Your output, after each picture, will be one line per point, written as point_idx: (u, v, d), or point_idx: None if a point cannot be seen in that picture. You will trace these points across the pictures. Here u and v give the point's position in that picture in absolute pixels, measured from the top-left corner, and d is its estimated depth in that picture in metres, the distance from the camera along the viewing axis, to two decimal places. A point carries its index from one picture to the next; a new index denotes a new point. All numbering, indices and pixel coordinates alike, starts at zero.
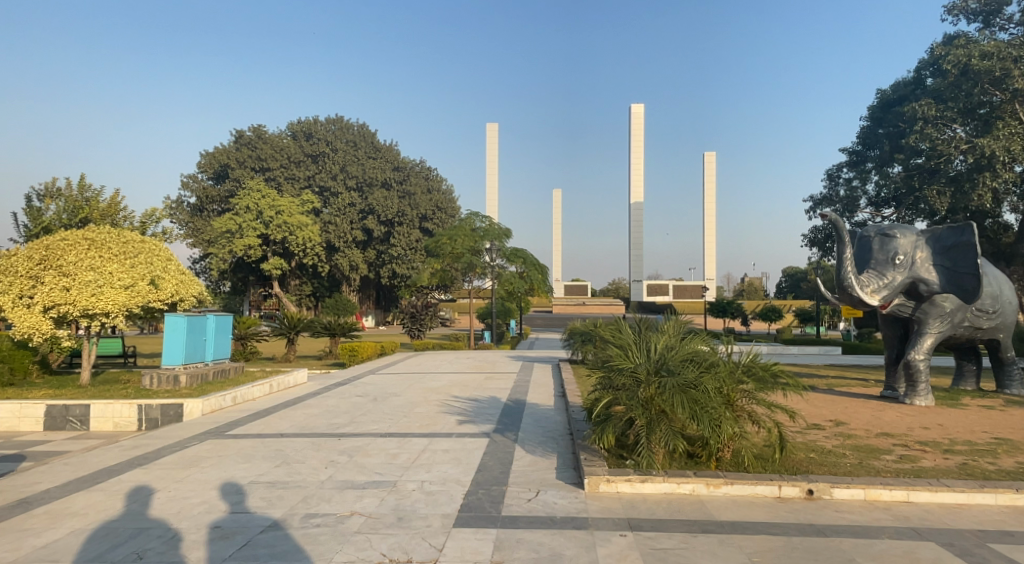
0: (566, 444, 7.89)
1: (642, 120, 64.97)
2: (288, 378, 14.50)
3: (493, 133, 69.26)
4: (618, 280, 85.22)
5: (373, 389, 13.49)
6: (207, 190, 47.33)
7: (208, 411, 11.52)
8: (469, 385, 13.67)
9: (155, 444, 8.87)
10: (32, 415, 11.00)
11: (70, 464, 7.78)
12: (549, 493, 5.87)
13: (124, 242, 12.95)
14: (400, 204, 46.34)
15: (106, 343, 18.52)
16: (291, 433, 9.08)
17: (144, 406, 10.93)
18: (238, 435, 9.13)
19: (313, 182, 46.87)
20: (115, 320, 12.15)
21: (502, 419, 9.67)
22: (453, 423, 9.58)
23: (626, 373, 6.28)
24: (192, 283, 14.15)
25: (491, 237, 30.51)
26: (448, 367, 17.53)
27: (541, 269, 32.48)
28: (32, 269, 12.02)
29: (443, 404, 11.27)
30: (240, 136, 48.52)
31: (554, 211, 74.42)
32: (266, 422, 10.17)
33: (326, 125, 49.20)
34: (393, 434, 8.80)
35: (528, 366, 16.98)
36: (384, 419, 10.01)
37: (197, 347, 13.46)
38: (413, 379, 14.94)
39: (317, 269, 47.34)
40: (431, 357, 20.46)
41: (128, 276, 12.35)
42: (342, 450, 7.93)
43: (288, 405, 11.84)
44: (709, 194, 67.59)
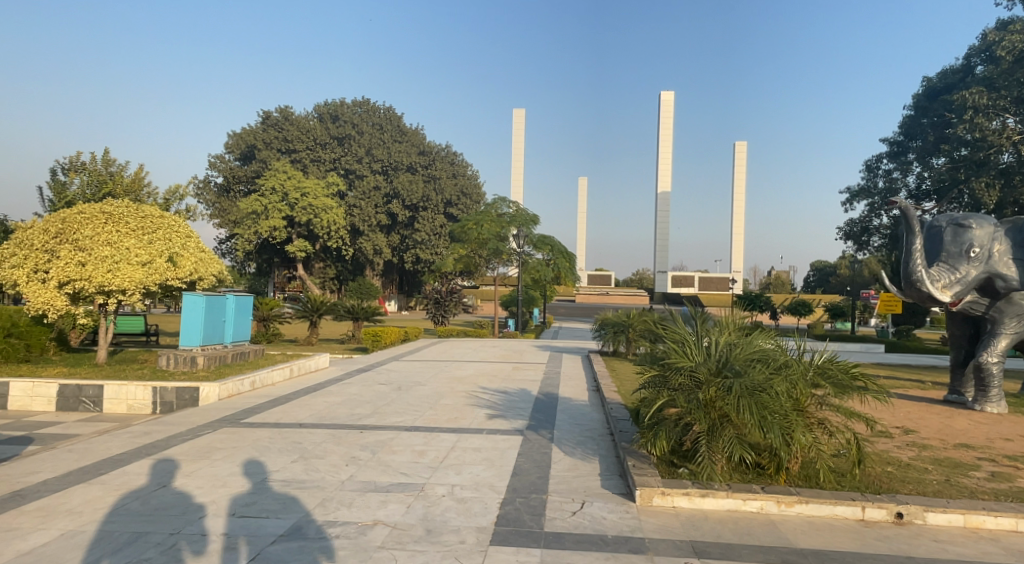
0: (609, 445, 7.21)
1: (672, 108, 63.55)
2: (309, 362, 13.99)
3: (519, 120, 68.29)
4: (643, 270, 84.03)
5: (397, 376, 12.93)
6: (234, 170, 47.20)
7: (225, 395, 11.03)
8: (498, 376, 13.04)
9: (167, 430, 8.36)
10: (44, 395, 10.60)
11: (76, 450, 7.28)
12: (595, 505, 5.19)
13: (142, 216, 12.48)
14: (424, 189, 45.71)
15: (127, 321, 18.14)
16: (311, 423, 8.51)
17: (159, 389, 10.47)
18: (254, 424, 8.57)
19: (338, 164, 46.44)
20: (132, 298, 11.75)
21: (535, 415, 9.00)
22: (483, 418, 8.94)
23: (684, 372, 5.58)
24: (213, 262, 13.68)
25: (518, 223, 29.65)
26: (474, 355, 16.93)
27: (568, 257, 31.76)
28: (47, 242, 11.58)
29: (471, 395, 10.66)
30: (267, 118, 48.41)
31: (580, 200, 73.43)
32: (285, 409, 9.62)
33: (353, 107, 49.14)
34: (419, 429, 8.18)
35: (558, 357, 16.30)
36: (408, 411, 9.41)
37: (216, 328, 13.00)
38: (438, 367, 14.36)
39: (340, 253, 46.98)
40: (456, 345, 19.89)
41: (146, 252, 11.92)
42: (364, 445, 7.34)
43: (309, 391, 11.30)
44: (739, 185, 66.08)
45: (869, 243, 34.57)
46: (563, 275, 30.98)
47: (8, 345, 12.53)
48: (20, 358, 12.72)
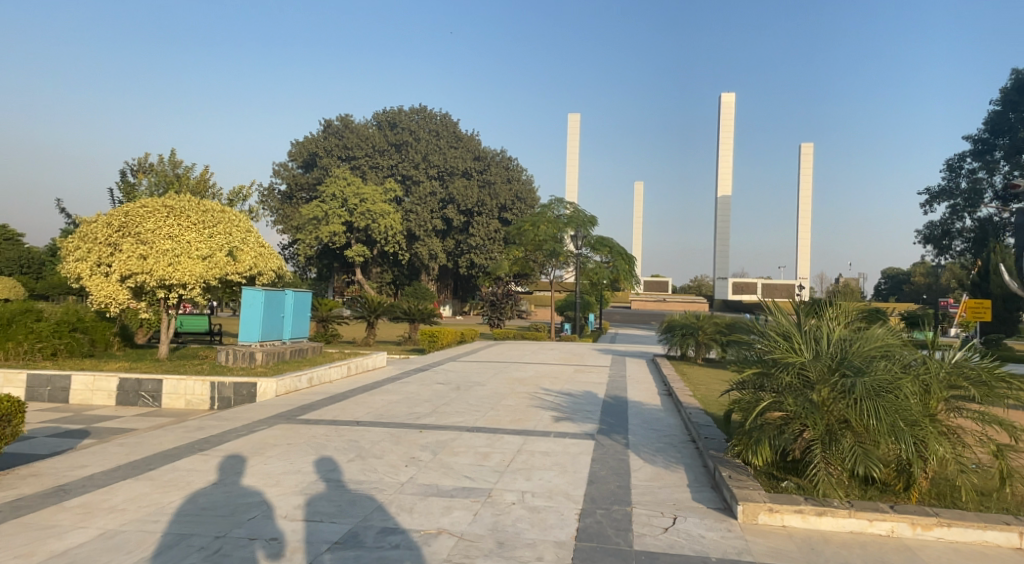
0: (696, 453, 6.50)
1: (732, 109, 61.72)
2: (366, 361, 13.67)
3: (574, 124, 67.67)
4: (702, 276, 81.79)
5: (455, 376, 12.45)
6: (296, 177, 48.16)
7: (283, 392, 10.73)
8: (560, 378, 12.40)
9: (222, 425, 8.06)
10: (105, 388, 10.53)
11: (129, 444, 7.01)
12: (689, 521, 4.51)
13: (204, 210, 12.38)
14: (479, 193, 45.44)
15: (191, 321, 18.29)
16: (368, 422, 8.06)
17: (217, 384, 10.26)
18: (310, 421, 8.18)
19: (396, 170, 46.77)
20: (192, 292, 11.70)
21: (605, 419, 8.32)
22: (549, 419, 8.32)
23: (793, 369, 4.87)
24: (273, 257, 13.51)
25: (576, 224, 28.74)
26: (534, 357, 16.34)
27: (628, 260, 30.87)
28: (110, 236, 11.59)
29: (534, 397, 10.07)
30: (328, 126, 49.38)
31: (636, 206, 72.24)
32: (342, 407, 9.23)
33: (411, 115, 49.67)
34: (482, 430, 7.63)
35: (621, 360, 15.55)
36: (470, 411, 8.87)
37: (275, 325, 12.82)
38: (497, 368, 13.82)
39: (397, 258, 47.20)
40: (514, 347, 19.34)
41: (206, 246, 11.82)
42: (424, 445, 6.83)
43: (367, 390, 10.91)
44: (805, 189, 63.56)
45: (951, 248, 32.33)
46: (622, 278, 30.10)
47: (74, 339, 12.58)
48: (84, 353, 12.79)
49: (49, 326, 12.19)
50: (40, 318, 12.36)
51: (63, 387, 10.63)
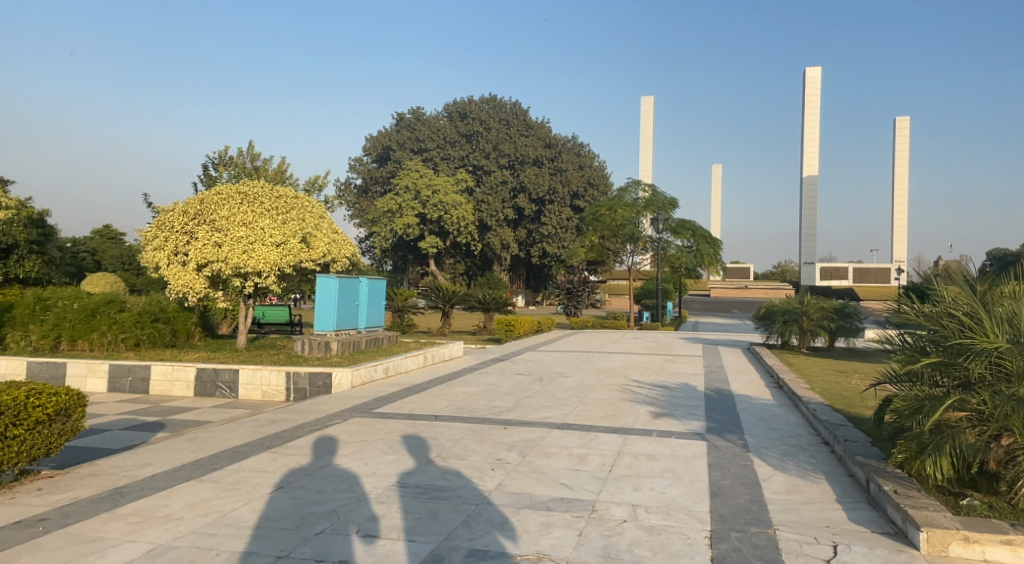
0: (833, 459, 5.51)
1: (818, 84, 58.16)
2: (443, 351, 13.09)
3: (647, 107, 65.68)
4: (786, 262, 78.01)
5: (536, 367, 11.66)
6: (371, 171, 48.71)
7: (358, 383, 10.25)
8: (650, 368, 11.40)
9: (296, 419, 7.58)
10: (183, 379, 10.33)
11: (198, 440, 6.59)
12: (854, 554, 3.55)
13: (278, 196, 12.09)
14: (551, 181, 44.48)
15: (272, 312, 18.25)
16: (448, 417, 7.36)
17: (293, 374, 9.87)
18: (386, 415, 7.58)
19: (467, 161, 46.44)
20: (267, 281, 11.37)
21: (713, 416, 7.33)
22: (647, 416, 7.40)
23: (986, 358, 3.93)
24: (347, 244, 13.09)
25: (655, 207, 27.44)
26: (616, 347, 15.35)
27: (712, 243, 29.25)
28: (186, 224, 11.44)
29: (625, 389, 9.17)
30: (400, 119, 49.71)
31: (714, 190, 69.50)
32: (419, 400, 8.59)
33: (480, 104, 49.27)
34: (573, 427, 6.79)
35: (712, 349, 14.38)
36: (557, 404, 8.04)
37: (350, 313, 12.40)
38: (580, 358, 12.94)
39: (470, 248, 46.89)
40: (594, 336, 18.41)
41: (280, 233, 11.49)
42: (511, 444, 6.07)
43: (445, 381, 10.28)
44: (900, 166, 59.21)
45: None
46: (706, 262, 28.54)
47: (156, 330, 12.54)
48: (166, 343, 12.72)
49: (131, 317, 12.14)
50: (123, 308, 12.34)
51: (143, 377, 10.51)
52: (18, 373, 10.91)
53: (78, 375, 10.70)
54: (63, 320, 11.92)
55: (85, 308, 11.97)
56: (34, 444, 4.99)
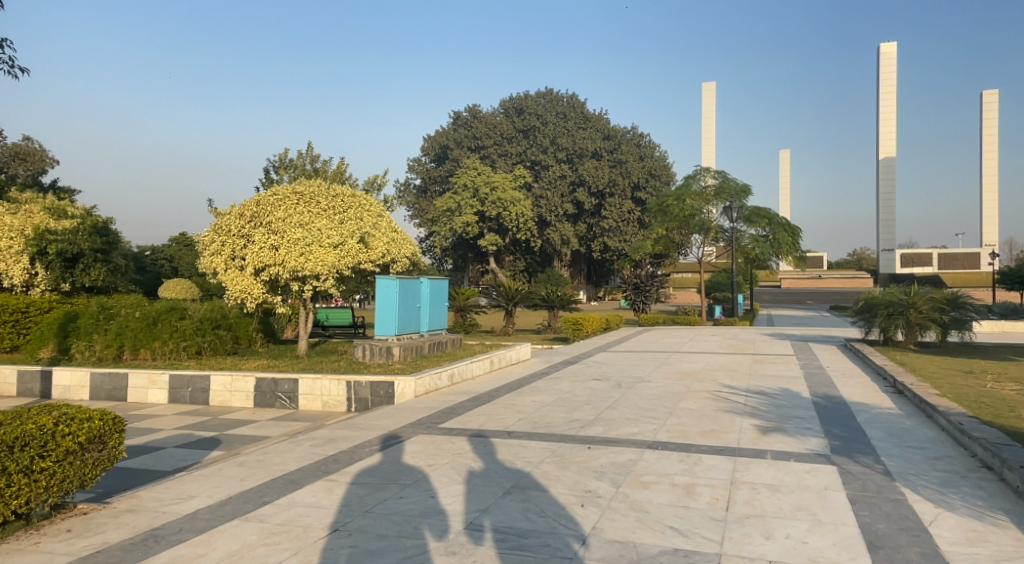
0: (1009, 492, 4.43)
1: (894, 60, 54.62)
2: (509, 353, 12.30)
3: (709, 94, 63.38)
4: (862, 250, 74.04)
5: (612, 370, 10.72)
6: (429, 171, 48.56)
7: (422, 392, 9.54)
8: (739, 371, 10.29)
9: (356, 435, 6.91)
10: (243, 389, 9.89)
11: (250, 463, 5.96)
12: None
13: (334, 195, 11.58)
14: (611, 173, 43.28)
15: (336, 314, 17.93)
16: (522, 433, 6.54)
17: (354, 384, 9.26)
18: (454, 431, 6.83)
19: (525, 156, 45.62)
20: (326, 284, 10.85)
21: (834, 432, 6.26)
22: (753, 432, 6.37)
23: None
24: (406, 243, 12.45)
25: (727, 195, 25.83)
26: (695, 346, 14.21)
27: (790, 231, 27.53)
28: (242, 227, 11.01)
29: (719, 397, 8.14)
30: (457, 117, 49.38)
31: (782, 177, 66.51)
32: (488, 412, 7.79)
33: (537, 99, 48.37)
34: (669, 446, 5.85)
35: (804, 346, 13.11)
36: (643, 416, 7.10)
37: (411, 316, 11.75)
38: (658, 360, 11.88)
39: (529, 245, 46.12)
40: (668, 334, 17.26)
41: (337, 233, 10.93)
42: (602, 470, 5.19)
43: (515, 388, 9.47)
44: (989, 144, 55.00)
45: None
46: (784, 251, 26.83)
47: (217, 337, 12.29)
48: (228, 350, 12.46)
49: (192, 324, 11.89)
50: (185, 315, 12.10)
51: (203, 387, 10.13)
52: (83, 385, 10.74)
53: (139, 386, 10.44)
54: (125, 330, 11.63)
55: (147, 316, 11.73)
56: (64, 476, 4.43)
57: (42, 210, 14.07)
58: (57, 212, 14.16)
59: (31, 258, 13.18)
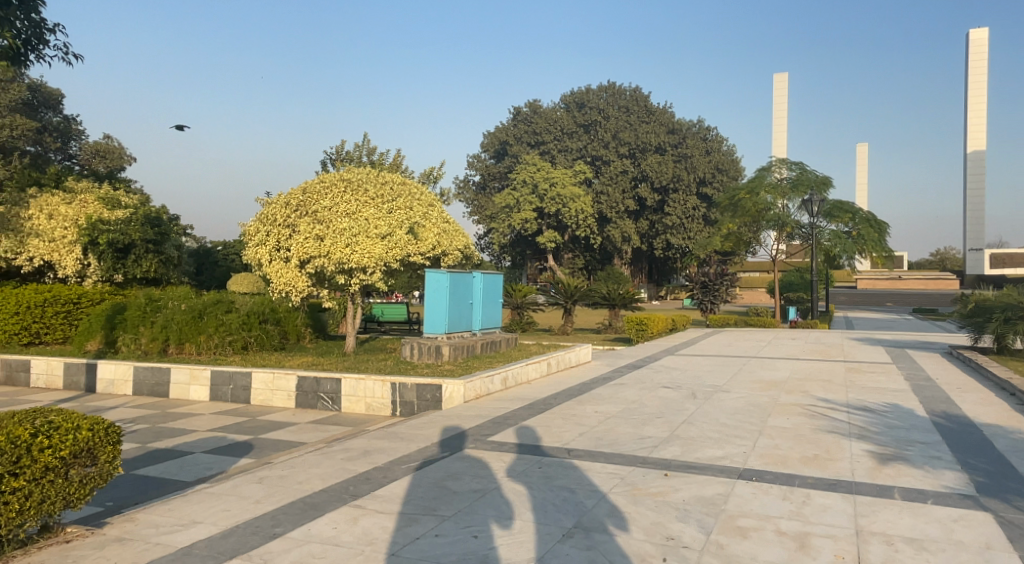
0: None
1: (986, 46, 50.62)
2: (569, 355, 11.34)
3: (780, 86, 60.48)
4: (945, 251, 69.49)
5: (684, 377, 9.60)
6: (488, 168, 47.83)
7: (472, 396, 8.65)
8: (833, 381, 9.01)
9: (396, 447, 6.09)
10: (285, 388, 9.26)
11: (269, 478, 5.18)
12: None
13: (383, 183, 10.88)
14: (675, 168, 41.59)
15: (390, 309, 17.32)
16: (584, 452, 5.57)
17: (398, 386, 8.50)
18: (506, 446, 5.92)
19: (585, 152, 44.39)
20: (373, 277, 10.14)
21: (973, 465, 5.05)
22: (868, 461, 5.23)
23: None
24: (459, 235, 11.62)
25: (806, 187, 24.05)
26: (774, 350, 12.88)
27: (876, 226, 25.47)
28: (287, 216, 10.40)
29: (815, 413, 6.96)
30: (517, 113, 48.60)
31: (859, 172, 62.91)
32: (544, 423, 6.85)
33: (599, 93, 47.02)
34: (765, 478, 4.79)
35: (902, 354, 11.63)
36: (728, 435, 6.02)
37: (463, 313, 10.94)
38: (734, 366, 10.66)
39: (589, 242, 44.88)
40: (742, 337, 15.88)
41: (385, 223, 10.20)
42: (686, 508, 4.18)
43: (575, 395, 8.50)
44: None
45: None
46: (870, 247, 24.81)
47: (264, 332, 11.79)
48: (276, 346, 11.96)
49: (238, 318, 11.43)
50: (231, 309, 11.65)
51: (244, 386, 9.55)
52: (126, 379, 10.37)
53: (181, 382, 9.98)
54: (170, 323, 11.21)
55: (192, 309, 11.31)
56: (44, 497, 3.75)
57: (96, 200, 14.09)
58: (111, 202, 14.16)
59: (84, 248, 13.18)
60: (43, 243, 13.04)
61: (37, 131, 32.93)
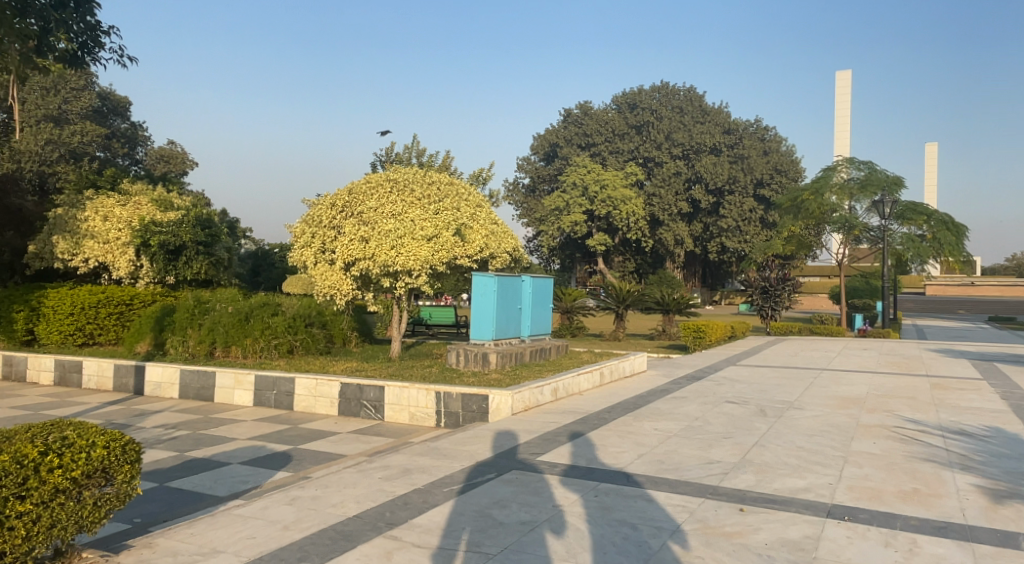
0: None
1: None
2: (623, 365, 10.74)
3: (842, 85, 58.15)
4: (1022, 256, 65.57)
5: (749, 391, 8.88)
6: (539, 170, 47.29)
7: (521, 409, 8.14)
8: (919, 399, 8.16)
9: (440, 465, 5.64)
10: (327, 395, 8.95)
11: (302, 498, 4.79)
12: None
13: (431, 183, 10.52)
14: (731, 169, 40.27)
15: (439, 312, 16.97)
16: (646, 479, 5.00)
17: (444, 395, 8.08)
18: (558, 468, 5.40)
19: (637, 153, 43.46)
20: (419, 281, 9.76)
21: None
22: (979, 499, 4.51)
23: None
24: (508, 237, 11.16)
25: (876, 187, 22.68)
26: (845, 362, 11.98)
27: (953, 229, 23.89)
28: (333, 217, 10.15)
29: (904, 437, 6.21)
30: (567, 114, 47.97)
31: (927, 174, 59.91)
32: (599, 441, 6.30)
33: (651, 93, 46.04)
34: (860, 518, 4.15)
35: (990, 369, 10.61)
36: (808, 462, 5.36)
37: (511, 317, 10.46)
38: (804, 379, 9.85)
39: (641, 245, 43.91)
40: (807, 346, 14.92)
41: (432, 224, 9.80)
42: (771, 555, 3.59)
43: (632, 409, 7.91)
44: None
45: None
46: (947, 252, 23.22)
47: (309, 336, 11.57)
48: (321, 350, 11.75)
49: (284, 322, 11.25)
50: (277, 312, 11.49)
51: (288, 391, 9.30)
52: (173, 382, 10.27)
53: (226, 386, 9.81)
54: (217, 325, 11.10)
55: (239, 312, 11.17)
56: (54, 522, 3.40)
57: (150, 202, 14.21)
58: (164, 205, 14.24)
59: (137, 250, 13.25)
60: (98, 245, 13.17)
61: (106, 138, 34.06)
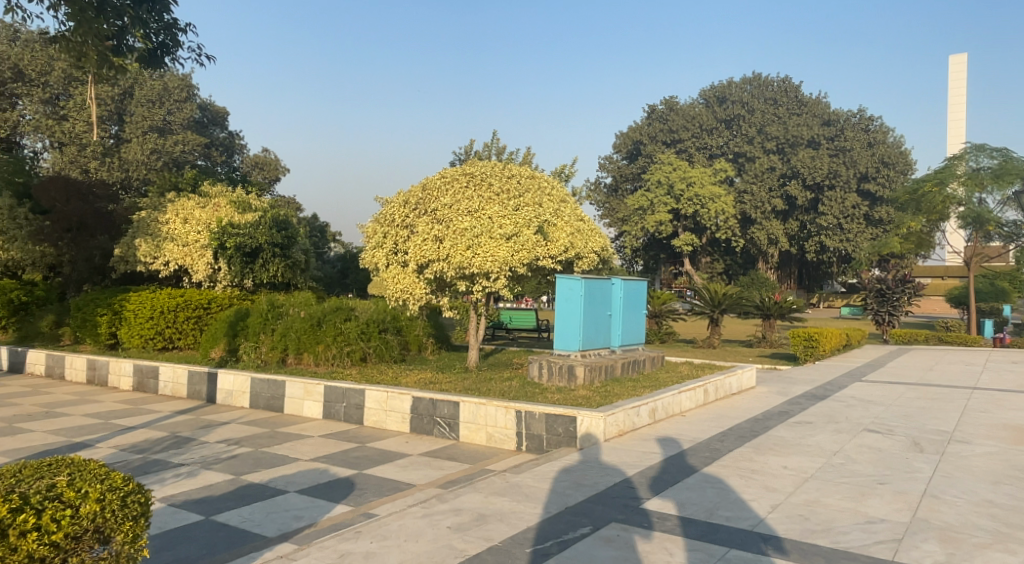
0: None
1: None
2: (729, 380, 9.41)
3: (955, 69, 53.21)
4: None
5: (890, 416, 7.39)
6: (621, 169, 45.32)
7: (614, 433, 7.03)
8: None
9: (522, 510, 4.62)
10: (399, 410, 8.16)
11: (354, 555, 3.90)
12: None
13: (510, 176, 9.58)
14: (831, 163, 37.31)
15: (519, 316, 16.01)
16: (791, 546, 3.82)
17: (525, 415, 7.10)
18: (671, 522, 4.28)
19: (727, 149, 41.18)
20: (497, 284, 8.83)
21: None
22: None
23: None
24: (595, 235, 10.08)
25: (1013, 176, 19.87)
26: (996, 378, 10.13)
27: None
28: (406, 215, 9.39)
29: None
30: (652, 111, 46.07)
31: None
32: (719, 482, 5.12)
33: (742, 85, 43.64)
34: None
35: None
36: (1011, 529, 4.01)
37: (601, 324, 9.38)
38: (953, 402, 8.22)
39: (731, 245, 41.60)
40: (940, 358, 12.97)
41: (511, 222, 8.85)
42: None
43: (749, 437, 6.65)
44: None
45: None
46: None
47: (383, 342, 10.88)
48: (396, 357, 11.05)
49: (357, 328, 10.62)
50: (350, 317, 10.88)
51: (358, 404, 8.59)
52: (244, 390, 9.80)
53: (296, 397, 9.21)
54: (289, 331, 10.58)
55: (311, 317, 10.63)
56: None
57: (228, 204, 13.99)
58: (242, 206, 13.97)
59: (215, 253, 13.01)
60: (178, 247, 13.07)
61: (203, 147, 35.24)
